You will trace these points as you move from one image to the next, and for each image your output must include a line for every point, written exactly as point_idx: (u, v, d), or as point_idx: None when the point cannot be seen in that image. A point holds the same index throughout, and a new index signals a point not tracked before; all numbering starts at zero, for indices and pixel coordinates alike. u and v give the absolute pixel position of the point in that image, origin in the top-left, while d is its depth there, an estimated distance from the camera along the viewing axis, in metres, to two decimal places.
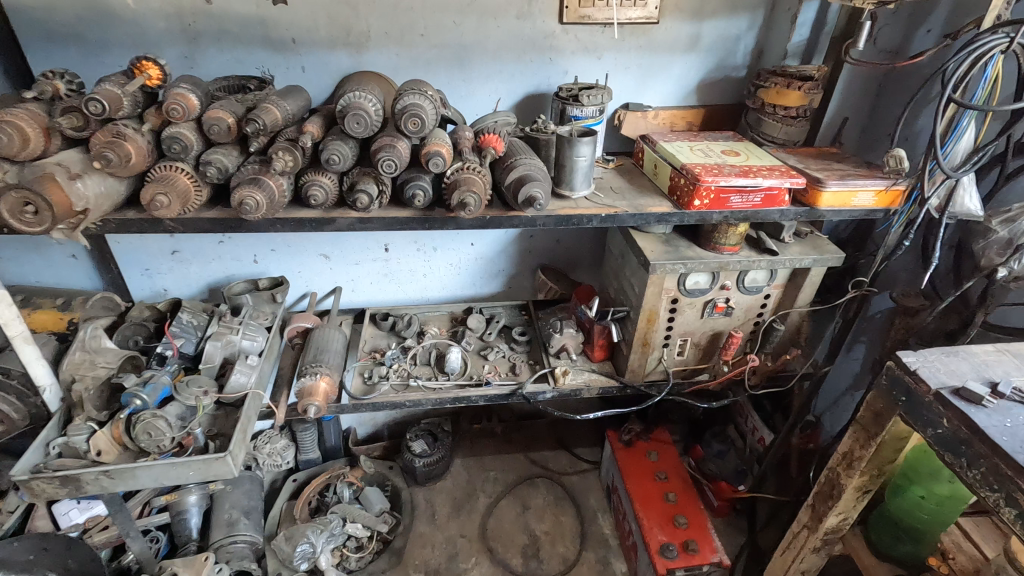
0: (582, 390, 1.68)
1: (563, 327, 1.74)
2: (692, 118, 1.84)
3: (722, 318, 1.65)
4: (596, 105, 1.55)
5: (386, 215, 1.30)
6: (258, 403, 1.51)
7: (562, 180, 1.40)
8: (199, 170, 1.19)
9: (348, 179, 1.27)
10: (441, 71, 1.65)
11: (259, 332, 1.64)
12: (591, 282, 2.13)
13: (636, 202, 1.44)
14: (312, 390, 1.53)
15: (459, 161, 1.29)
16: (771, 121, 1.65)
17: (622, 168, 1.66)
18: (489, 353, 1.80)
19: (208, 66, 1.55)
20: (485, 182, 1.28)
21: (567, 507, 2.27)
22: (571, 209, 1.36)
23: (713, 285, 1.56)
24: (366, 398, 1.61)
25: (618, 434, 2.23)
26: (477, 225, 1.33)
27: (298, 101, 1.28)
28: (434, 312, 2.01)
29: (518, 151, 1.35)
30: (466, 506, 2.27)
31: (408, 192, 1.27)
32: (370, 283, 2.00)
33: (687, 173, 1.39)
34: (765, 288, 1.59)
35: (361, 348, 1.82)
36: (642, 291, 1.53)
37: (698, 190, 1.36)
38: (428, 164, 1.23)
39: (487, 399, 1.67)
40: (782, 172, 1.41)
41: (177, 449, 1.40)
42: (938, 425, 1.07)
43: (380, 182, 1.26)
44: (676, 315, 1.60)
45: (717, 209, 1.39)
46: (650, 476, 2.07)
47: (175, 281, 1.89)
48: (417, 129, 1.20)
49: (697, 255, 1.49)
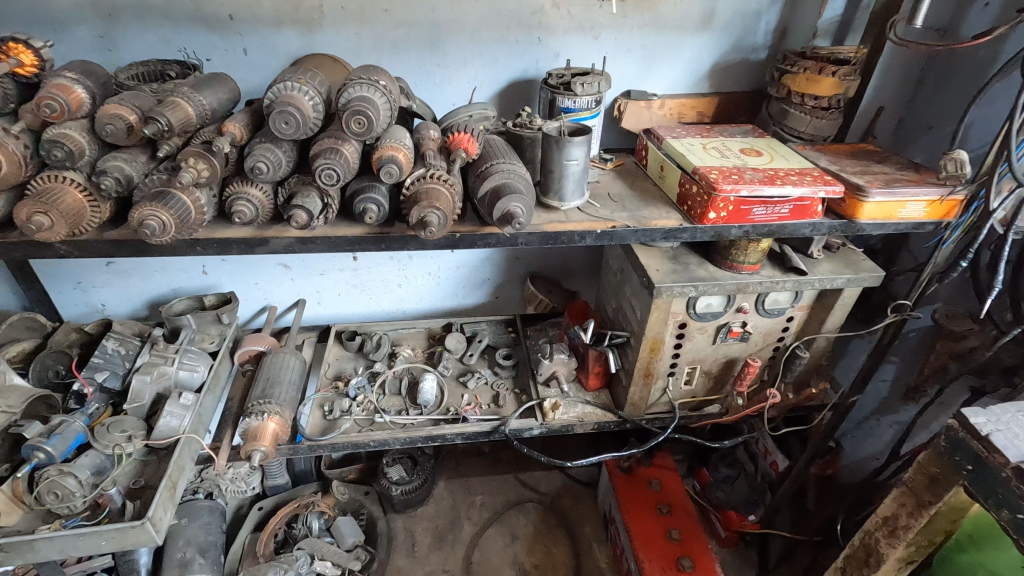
0: (574, 426, 1.46)
1: (553, 351, 1.51)
2: (703, 108, 1.58)
3: (737, 344, 1.42)
4: (592, 95, 1.31)
5: (332, 234, 1.06)
6: (194, 448, 1.29)
7: (549, 188, 1.16)
8: (93, 181, 0.95)
9: (284, 190, 1.03)
10: (409, 54, 1.40)
11: (202, 360, 1.42)
12: (586, 292, 1.90)
13: (639, 213, 1.20)
14: (258, 433, 1.31)
15: (421, 168, 1.05)
16: (798, 113, 1.40)
17: (622, 169, 1.42)
18: (470, 380, 1.58)
19: (130, 49, 1.30)
20: (453, 193, 1.04)
21: (560, 536, 2.07)
22: (561, 224, 1.12)
23: (728, 309, 1.34)
24: (324, 438, 1.39)
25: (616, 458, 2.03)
26: (445, 245, 1.10)
27: (222, 93, 1.04)
28: (409, 329, 1.77)
29: (496, 154, 1.11)
30: (449, 537, 2.08)
31: (358, 206, 1.03)
32: (339, 295, 1.77)
33: (702, 180, 1.15)
34: (787, 311, 1.37)
35: (324, 374, 1.60)
36: (643, 317, 1.30)
37: (714, 201, 1.13)
38: (380, 172, 1.00)
39: (466, 438, 1.44)
40: (815, 177, 1.18)
41: (91, 510, 1.18)
42: (1018, 509, 0.85)
43: (323, 193, 1.02)
44: (684, 342, 1.38)
45: (736, 223, 1.16)
46: (652, 509, 1.86)
47: (113, 296, 1.66)
48: (364, 130, 0.96)
49: (710, 275, 1.26)
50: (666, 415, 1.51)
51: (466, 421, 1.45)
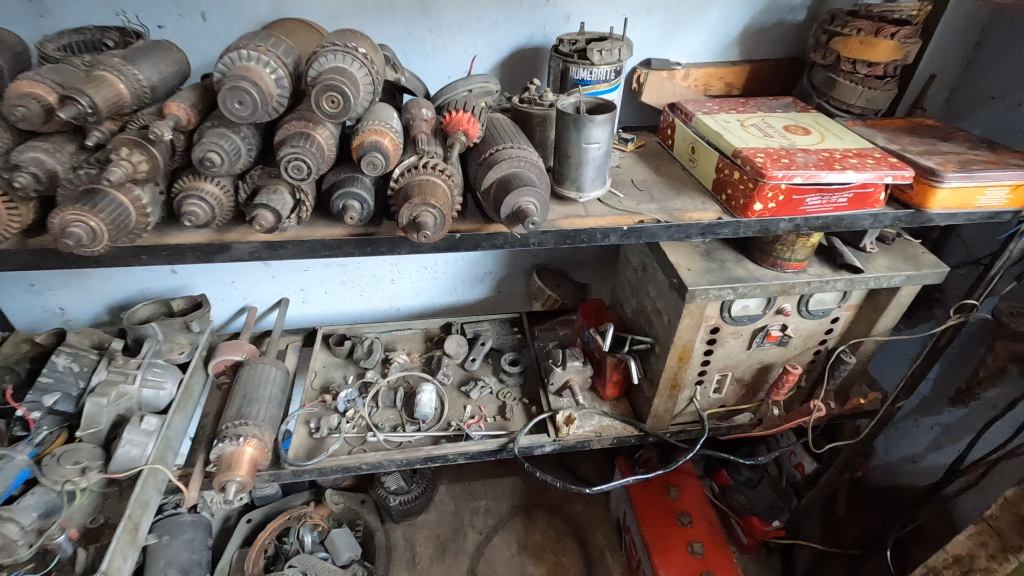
0: (592, 442, 1.30)
1: (566, 358, 1.34)
2: (731, 78, 1.39)
3: (774, 349, 1.26)
4: (611, 64, 1.12)
5: (307, 237, 0.88)
6: (160, 479, 1.12)
7: (565, 175, 0.98)
8: (6, 178, 0.76)
9: (246, 185, 0.85)
10: (397, 17, 1.20)
11: (168, 375, 1.25)
12: (597, 285, 1.73)
13: (671, 204, 1.02)
14: (233, 461, 1.14)
15: (412, 155, 0.87)
16: (847, 83, 1.22)
17: (644, 151, 1.23)
18: (472, 389, 1.42)
19: (65, 15, 1.10)
20: (451, 187, 0.86)
21: (570, 545, 1.94)
22: (581, 219, 0.94)
23: (767, 311, 1.17)
24: (310, 462, 1.23)
25: (630, 462, 1.88)
26: (442, 248, 0.92)
27: (164, 66, 0.85)
28: (403, 331, 1.60)
29: (502, 137, 0.93)
30: (453, 547, 1.94)
31: (336, 204, 0.85)
32: (326, 293, 1.59)
33: (746, 164, 0.97)
34: (833, 311, 1.21)
35: (310, 384, 1.43)
36: (672, 323, 1.13)
37: (761, 190, 0.95)
38: (361, 163, 0.82)
39: (469, 457, 1.28)
40: (877, 159, 1.00)
41: (40, 558, 1.03)
42: None
43: (293, 189, 0.84)
44: (716, 347, 1.22)
45: (785, 215, 0.98)
46: (671, 519, 1.72)
47: (73, 299, 1.48)
48: (339, 111, 0.78)
49: (751, 274, 1.09)
50: (693, 426, 1.36)
51: (470, 438, 1.29)
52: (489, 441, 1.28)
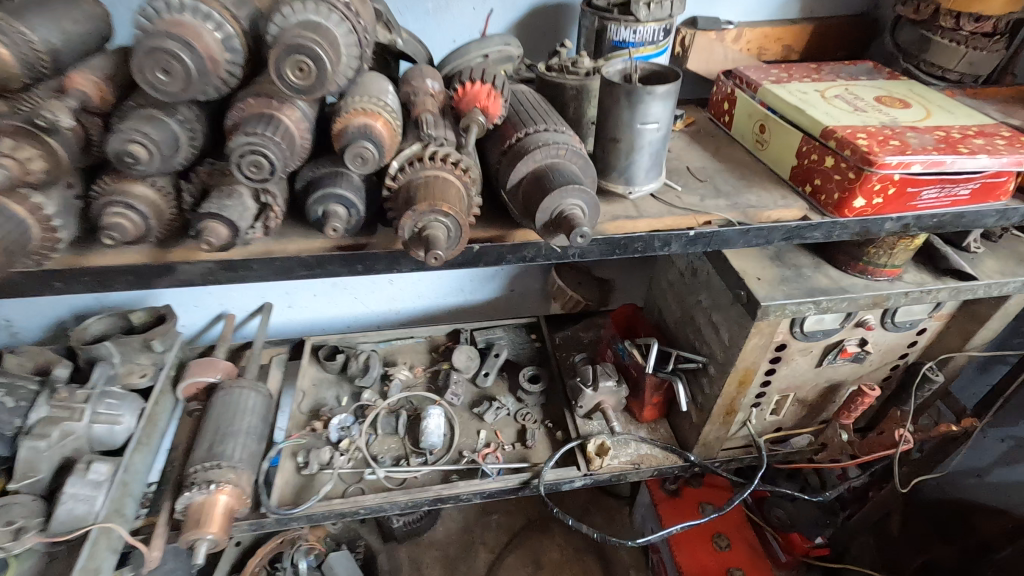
0: (629, 475, 1.11)
1: (598, 378, 1.13)
2: (792, 40, 1.15)
3: (846, 366, 1.06)
4: (660, 22, 0.89)
5: (277, 253, 0.67)
6: (115, 538, 0.93)
7: (610, 165, 0.77)
8: None
9: (191, 185, 0.64)
10: None
11: (126, 407, 1.04)
12: (626, 282, 1.51)
13: (742, 199, 0.80)
14: (203, 514, 0.95)
15: (413, 143, 0.65)
16: (945, 43, 0.99)
17: (695, 130, 1.01)
18: (486, 410, 1.22)
19: None
20: (465, 186, 0.65)
21: (592, 564, 1.77)
22: (632, 223, 0.73)
23: (846, 324, 0.97)
24: (297, 507, 1.04)
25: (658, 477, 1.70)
26: (455, 262, 0.71)
27: None
28: (405, 340, 1.39)
29: (532, 116, 0.70)
30: (462, 567, 1.76)
31: (314, 211, 0.64)
32: (314, 296, 1.38)
33: (844, 147, 0.76)
34: (922, 323, 1.00)
35: (297, 408, 1.23)
36: (734, 342, 0.93)
37: (866, 182, 0.74)
38: (344, 156, 0.60)
39: (485, 496, 1.09)
40: (1008, 139, 0.78)
41: None
42: None
43: (254, 191, 0.63)
44: (780, 367, 1.02)
45: (892, 212, 0.77)
46: (707, 543, 1.54)
47: (18, 309, 1.27)
48: (310, 84, 0.55)
49: (835, 284, 0.88)
50: (745, 452, 1.17)
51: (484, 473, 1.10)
52: (509, 478, 1.08)
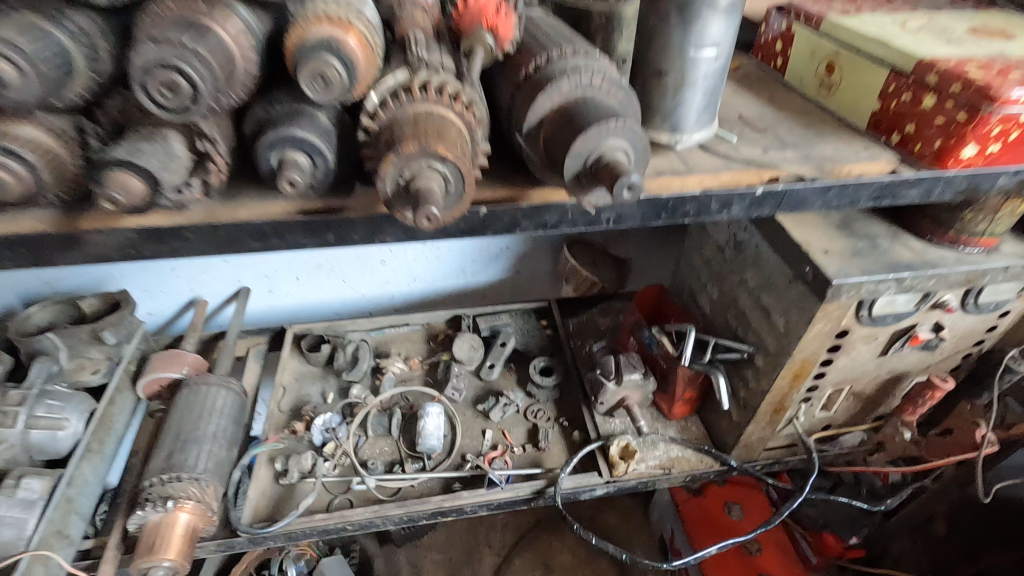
0: (658, 481, 0.96)
1: (621, 370, 0.98)
2: None
3: (914, 356, 0.90)
4: None
5: (221, 220, 0.51)
6: (52, 566, 0.78)
7: (651, 107, 0.60)
8: None
9: (100, 128, 0.47)
10: None
11: (70, 410, 0.89)
12: (641, 260, 1.39)
13: (816, 151, 0.64)
14: (157, 538, 0.79)
15: (397, 70, 0.48)
16: None
17: (741, 76, 0.84)
18: (492, 407, 1.07)
19: None
20: (466, 129, 0.48)
21: (607, 567, 1.63)
22: (681, 179, 0.57)
23: (922, 306, 0.81)
24: (273, 525, 0.89)
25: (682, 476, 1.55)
26: (455, 229, 0.55)
27: None
28: (400, 328, 1.24)
29: (555, 40, 0.54)
30: (467, 571, 1.61)
31: (266, 162, 0.48)
32: (298, 279, 1.27)
33: (951, 82, 0.60)
34: (1009, 305, 0.85)
35: (276, 407, 1.07)
36: (792, 328, 0.77)
37: (981, 125, 0.58)
38: (299, 76, 0.43)
39: (492, 508, 0.95)
40: None
41: None
42: None
43: (184, 132, 0.47)
44: (839, 357, 0.86)
45: (1004, 164, 0.62)
46: (736, 551, 1.40)
47: None
48: None
49: (919, 258, 0.72)
50: (789, 454, 1.02)
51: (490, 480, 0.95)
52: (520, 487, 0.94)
